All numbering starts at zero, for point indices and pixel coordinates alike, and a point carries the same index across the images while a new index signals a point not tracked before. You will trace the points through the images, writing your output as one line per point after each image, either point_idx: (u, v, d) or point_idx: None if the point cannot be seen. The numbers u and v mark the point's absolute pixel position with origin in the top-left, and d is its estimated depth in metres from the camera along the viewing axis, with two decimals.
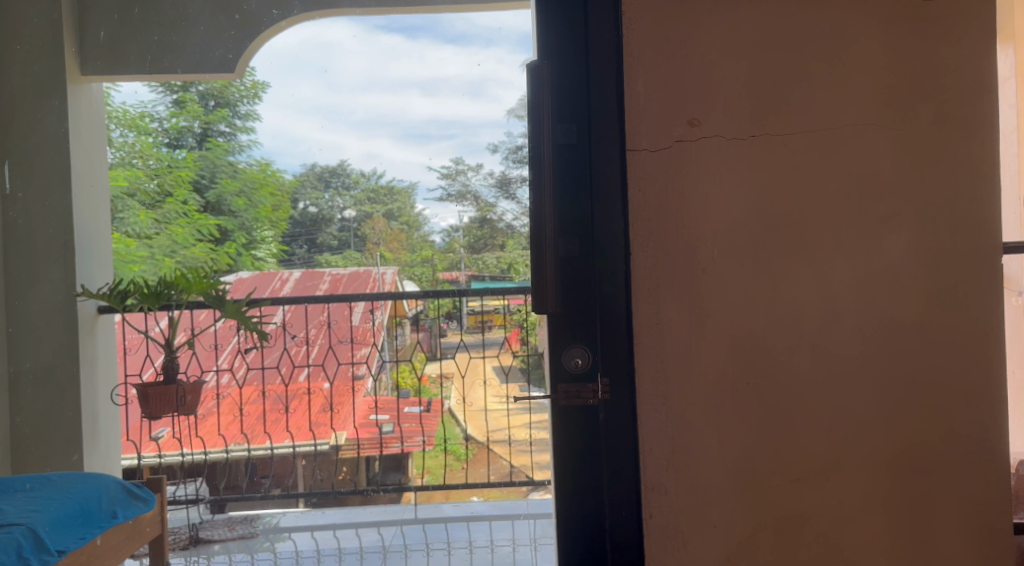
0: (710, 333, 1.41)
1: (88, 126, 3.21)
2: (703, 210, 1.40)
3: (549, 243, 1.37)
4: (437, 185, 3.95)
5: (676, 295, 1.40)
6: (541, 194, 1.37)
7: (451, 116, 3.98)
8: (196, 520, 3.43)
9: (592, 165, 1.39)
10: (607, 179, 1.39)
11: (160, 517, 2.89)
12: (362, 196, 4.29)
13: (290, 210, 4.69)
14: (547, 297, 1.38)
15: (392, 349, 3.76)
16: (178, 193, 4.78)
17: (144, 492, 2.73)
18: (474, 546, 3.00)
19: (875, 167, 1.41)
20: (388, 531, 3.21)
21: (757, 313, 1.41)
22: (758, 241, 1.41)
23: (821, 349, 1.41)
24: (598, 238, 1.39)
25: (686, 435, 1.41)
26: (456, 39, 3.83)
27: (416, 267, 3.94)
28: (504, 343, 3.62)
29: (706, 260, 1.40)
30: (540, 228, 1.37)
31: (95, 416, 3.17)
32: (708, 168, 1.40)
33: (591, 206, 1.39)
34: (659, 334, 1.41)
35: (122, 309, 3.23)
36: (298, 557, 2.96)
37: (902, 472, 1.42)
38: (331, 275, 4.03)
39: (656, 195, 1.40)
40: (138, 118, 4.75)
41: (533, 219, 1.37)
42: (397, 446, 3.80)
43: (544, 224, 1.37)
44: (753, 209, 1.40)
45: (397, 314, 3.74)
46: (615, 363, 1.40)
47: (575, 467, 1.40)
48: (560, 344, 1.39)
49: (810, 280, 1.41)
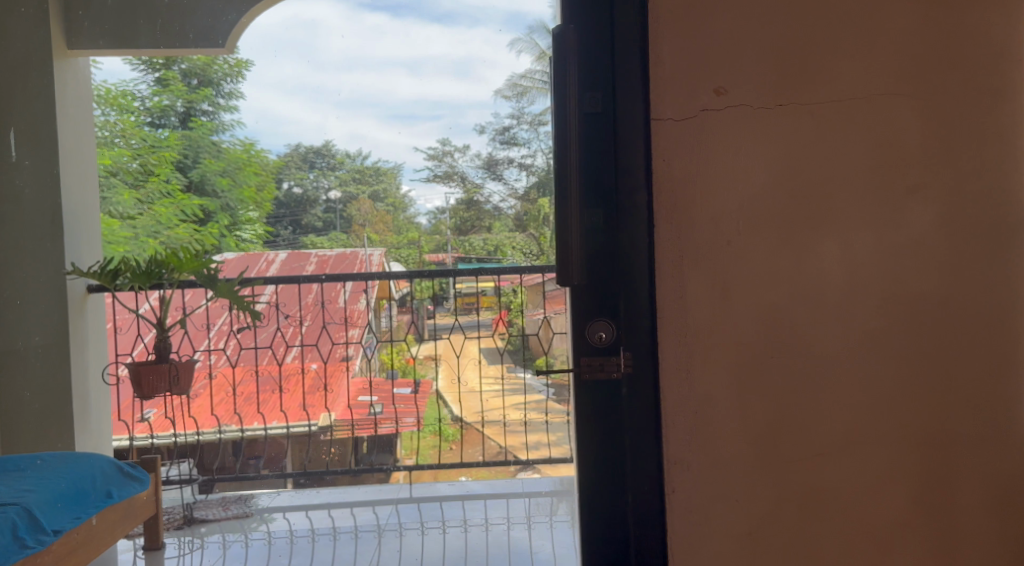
0: (734, 306, 1.39)
1: (76, 102, 3.13)
2: (729, 180, 1.38)
3: (572, 216, 1.31)
4: (423, 167, 3.51)
5: (700, 267, 1.39)
6: (565, 164, 1.31)
7: (436, 97, 3.39)
8: (190, 500, 3.45)
9: (617, 136, 1.36)
10: (631, 150, 1.36)
11: (153, 498, 2.85)
12: (347, 176, 3.77)
13: (278, 191, 5.07)
14: (571, 270, 1.32)
15: (380, 331, 3.82)
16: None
17: (138, 472, 2.71)
18: (469, 525, 3.00)
19: (901, 137, 1.39)
20: (383, 510, 3.20)
21: (781, 286, 1.39)
22: (785, 213, 1.39)
23: (845, 321, 1.40)
24: (622, 210, 1.36)
25: (707, 409, 1.40)
26: (442, 17, 3.17)
27: (403, 248, 3.78)
28: (493, 324, 3.61)
29: (731, 232, 1.39)
30: (564, 202, 1.31)
31: (87, 395, 3.14)
32: (733, 138, 1.38)
33: (614, 177, 1.35)
34: (681, 306, 1.39)
35: (114, 287, 3.28)
36: (292, 536, 2.95)
37: (926, 446, 1.41)
38: (319, 255, 4.04)
39: (680, 165, 1.38)
40: (124, 99, 4.91)
41: (557, 191, 1.31)
42: (389, 425, 3.88)
43: (569, 197, 1.31)
44: (779, 180, 1.38)
45: (383, 296, 3.83)
46: (638, 336, 1.38)
47: (596, 441, 1.38)
48: (581, 318, 1.36)
49: (834, 251, 1.39)
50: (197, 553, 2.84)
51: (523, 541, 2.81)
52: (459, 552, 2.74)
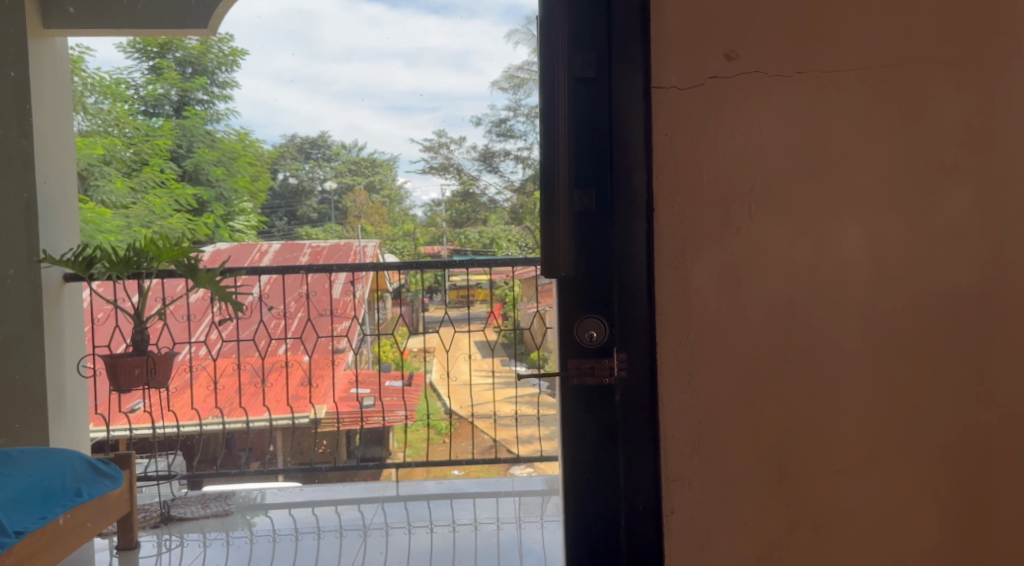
0: (745, 301, 1.23)
1: (50, 84, 2.96)
2: (739, 158, 1.22)
3: (563, 198, 1.13)
4: (421, 158, 3.83)
5: (705, 258, 1.22)
6: (554, 136, 1.13)
7: (433, 91, 3.73)
8: (167, 498, 3.19)
9: (612, 106, 1.18)
10: (628, 122, 1.19)
11: (129, 495, 2.67)
12: (343, 167, 4.12)
13: (269, 181, 4.49)
14: (560, 261, 1.14)
15: (374, 323, 3.56)
16: (154, 159, 4.42)
17: (112, 469, 2.51)
18: (457, 525, 2.82)
19: (936, 109, 1.22)
20: (368, 508, 3.02)
21: (798, 279, 1.23)
22: (803, 196, 1.22)
23: (871, 320, 1.23)
24: (616, 191, 1.19)
25: (711, 418, 1.23)
26: (438, 9, 3.65)
27: (399, 240, 3.90)
28: (487, 317, 3.48)
29: (741, 218, 1.22)
30: (552, 181, 1.13)
31: (62, 389, 2.96)
32: (744, 110, 1.22)
33: (609, 153, 1.18)
34: (685, 302, 1.22)
35: (89, 277, 2.95)
36: (275, 535, 2.78)
37: (958, 461, 1.25)
38: (311, 246, 4.03)
39: (683, 140, 1.21)
40: (113, 85, 4.34)
41: (545, 168, 1.13)
42: (378, 420, 3.59)
43: (558, 174, 1.13)
44: (798, 160, 1.22)
45: (379, 287, 3.57)
46: (633, 335, 1.21)
47: (587, 456, 1.21)
48: (571, 314, 1.19)
49: (859, 240, 1.23)
50: (176, 552, 2.67)
51: (510, 544, 2.62)
52: (447, 551, 2.58)
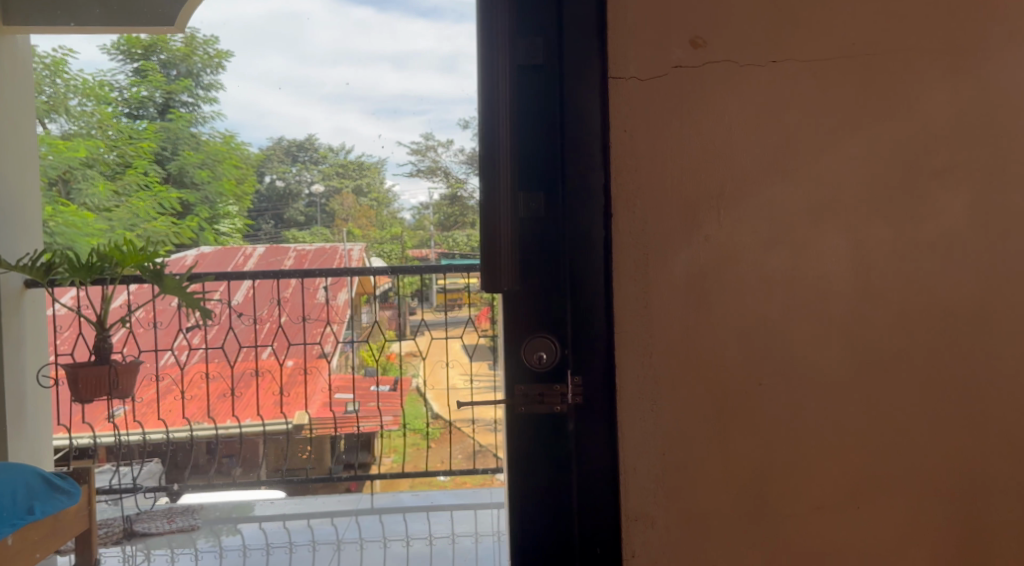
0: (716, 317, 1.09)
1: (9, 84, 2.81)
2: (708, 157, 1.09)
3: (505, 202, 0.99)
4: (406, 161, 2.62)
5: (670, 269, 1.09)
6: (496, 132, 0.98)
7: (423, 91, 2.51)
8: (134, 511, 2.91)
9: (563, 97, 1.04)
10: (583, 115, 1.05)
11: (87, 511, 2.45)
12: (331, 169, 3.35)
13: (257, 184, 3.98)
14: (502, 274, 1.00)
15: (358, 328, 3.27)
16: (140, 162, 4.14)
17: (67, 485, 2.23)
18: (434, 538, 2.59)
19: (926, 103, 1.09)
20: (341, 521, 2.76)
21: (774, 292, 1.09)
22: (781, 199, 1.09)
23: (855, 339, 1.10)
24: (568, 193, 1.05)
25: (677, 450, 1.10)
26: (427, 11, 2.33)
27: (387, 243, 3.16)
28: (471, 320, 3.02)
29: (710, 224, 1.09)
30: (493, 183, 0.99)
31: (22, 400, 2.82)
32: (712, 104, 1.08)
33: (560, 151, 1.04)
34: (648, 318, 1.09)
35: (48, 283, 2.82)
36: (244, 550, 2.52)
37: (953, 496, 1.12)
38: (296, 251, 3.51)
39: (644, 137, 1.08)
40: (97, 86, 4.16)
41: (485, 167, 0.98)
42: (355, 427, 3.24)
43: (500, 175, 0.99)
44: (774, 159, 1.09)
45: (363, 290, 3.26)
46: (590, 356, 1.07)
47: (537, 494, 1.06)
48: (518, 332, 1.05)
49: (842, 250, 1.09)
50: None
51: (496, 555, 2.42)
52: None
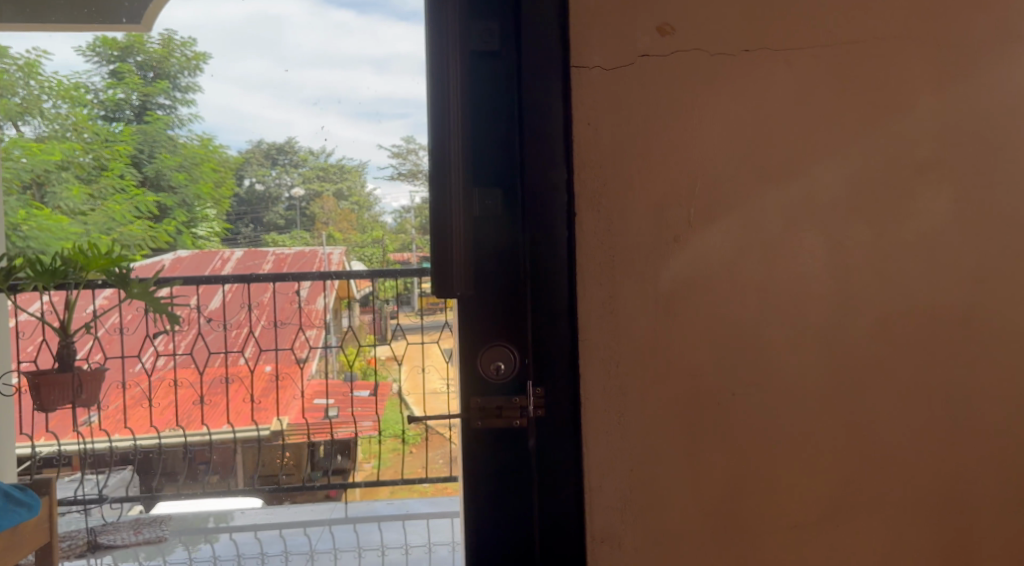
0: (687, 324, 1.02)
1: None
2: (677, 151, 1.02)
3: (456, 200, 0.91)
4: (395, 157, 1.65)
5: (637, 273, 1.02)
6: (445, 123, 0.91)
7: None
8: (95, 525, 2.60)
9: (522, 86, 0.97)
10: (544, 106, 0.98)
11: (47, 525, 2.16)
12: (312, 171, 2.40)
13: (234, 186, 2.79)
14: (455, 277, 0.92)
15: (338, 332, 2.97)
16: (114, 165, 3.10)
17: (28, 496, 1.98)
18: (412, 547, 2.32)
19: (906, 95, 1.03)
20: (315, 531, 2.48)
21: (748, 297, 1.02)
22: (754, 198, 1.02)
23: (834, 345, 1.03)
24: (527, 191, 0.97)
25: (645, 465, 1.02)
26: None
27: (373, 248, 2.67)
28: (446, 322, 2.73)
29: (680, 224, 1.02)
30: (443, 177, 0.91)
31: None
32: (681, 95, 1.01)
33: (519, 145, 0.96)
34: (614, 325, 1.02)
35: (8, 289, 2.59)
36: (216, 560, 2.26)
37: (937, 512, 1.05)
38: (276, 254, 2.92)
39: (608, 131, 1.01)
40: (68, 85, 3.18)
41: (433, 162, 0.91)
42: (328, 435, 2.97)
43: (450, 170, 0.91)
44: (747, 155, 1.02)
45: (343, 294, 2.96)
46: (553, 366, 1.00)
47: (495, 514, 0.98)
48: (474, 338, 0.98)
49: (819, 250, 1.03)
50: None
51: None
52: None
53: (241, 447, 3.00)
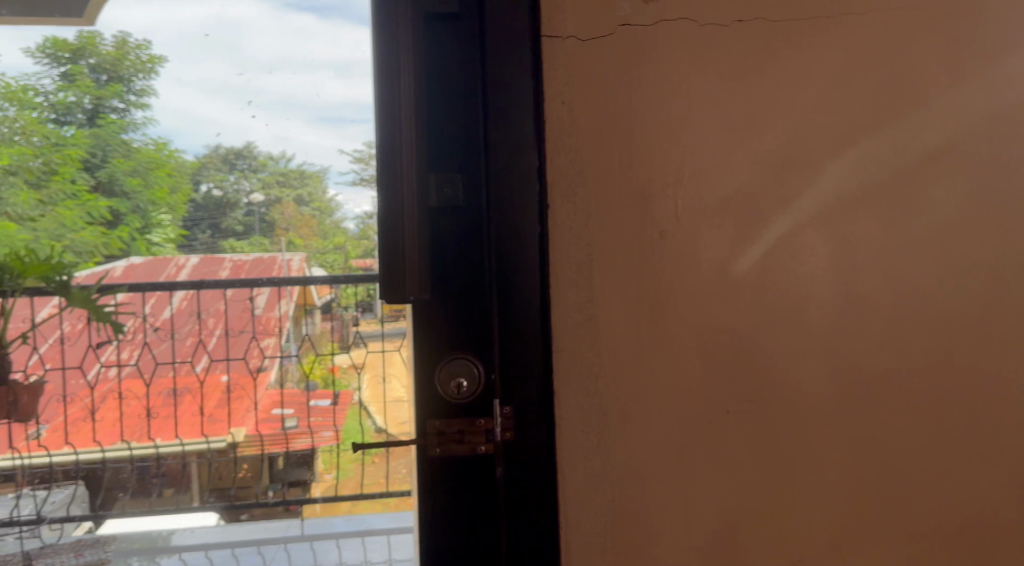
0: (675, 333, 0.90)
1: None
2: (663, 136, 0.89)
3: (410, 188, 0.78)
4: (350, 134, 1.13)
5: (619, 275, 0.89)
6: (395, 101, 0.78)
7: None
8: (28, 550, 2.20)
9: (486, 57, 0.84)
10: (513, 77, 0.84)
11: None
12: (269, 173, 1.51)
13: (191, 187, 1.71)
14: (410, 279, 0.79)
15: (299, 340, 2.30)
16: (65, 169, 1.90)
17: None
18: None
19: (919, 72, 0.91)
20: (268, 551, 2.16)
21: (744, 301, 0.90)
22: (751, 189, 0.90)
23: (840, 356, 0.91)
24: (493, 178, 0.84)
25: (628, 495, 0.89)
26: None
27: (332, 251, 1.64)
28: None
29: (666, 219, 0.89)
30: (394, 163, 0.78)
31: None
32: (666, 72, 0.89)
33: (482, 124, 0.84)
34: (593, 335, 0.89)
35: None
36: None
37: (952, 541, 0.94)
38: None
39: (586, 112, 0.88)
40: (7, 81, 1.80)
41: (382, 145, 0.78)
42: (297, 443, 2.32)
43: (401, 154, 0.78)
44: (740, 140, 0.90)
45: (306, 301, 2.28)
46: (522, 382, 0.86)
47: (455, 555, 0.84)
48: (433, 351, 0.84)
49: (822, 248, 0.91)
50: None
51: None
52: None
53: (192, 460, 2.39)
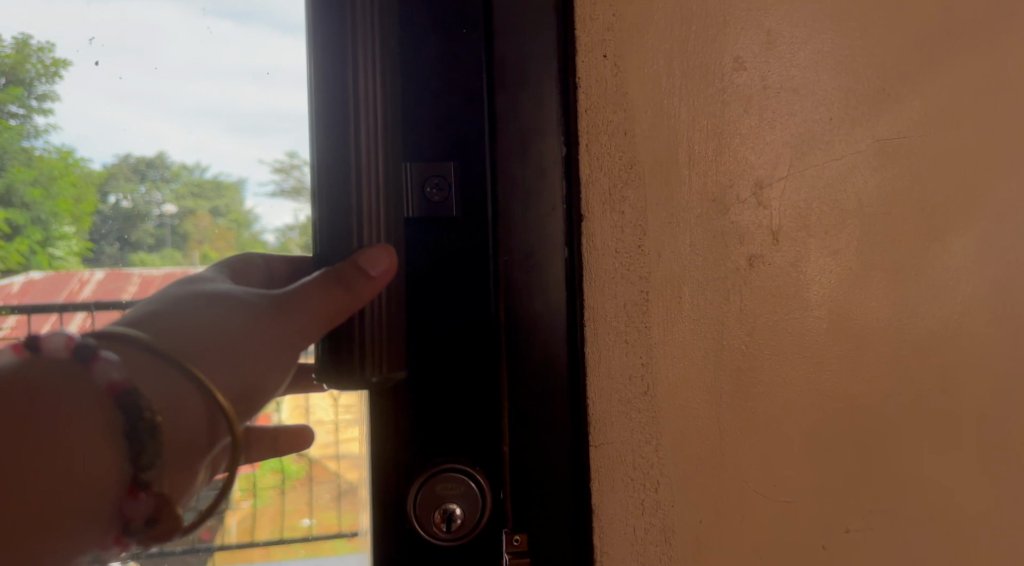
0: (771, 414, 0.59)
1: None
2: (754, 115, 0.58)
3: (375, 199, 0.52)
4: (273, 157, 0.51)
5: (690, 327, 0.57)
6: (343, 64, 0.51)
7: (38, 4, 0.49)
8: None
9: (488, 11, 0.57)
10: (526, 36, 0.56)
11: None
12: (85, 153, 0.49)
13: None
14: (377, 340, 0.52)
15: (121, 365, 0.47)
16: None
17: None
18: None
19: None
20: None
21: (866, 361, 0.61)
22: (876, 198, 0.60)
23: (996, 438, 0.63)
24: (498, 186, 0.56)
25: None
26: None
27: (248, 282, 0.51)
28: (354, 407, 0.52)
29: (761, 240, 0.58)
30: (344, 159, 0.51)
31: None
32: (757, 20, 0.59)
33: (484, 108, 0.56)
34: (651, 419, 0.57)
35: None
36: None
37: None
38: None
39: (640, 74, 0.56)
40: None
41: (327, 132, 0.51)
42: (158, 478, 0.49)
43: (357, 147, 0.52)
44: (860, 126, 0.60)
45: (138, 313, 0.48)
46: (536, 502, 0.57)
47: None
48: (408, 446, 0.56)
49: (971, 283, 0.62)
50: None
51: None
52: None
53: None
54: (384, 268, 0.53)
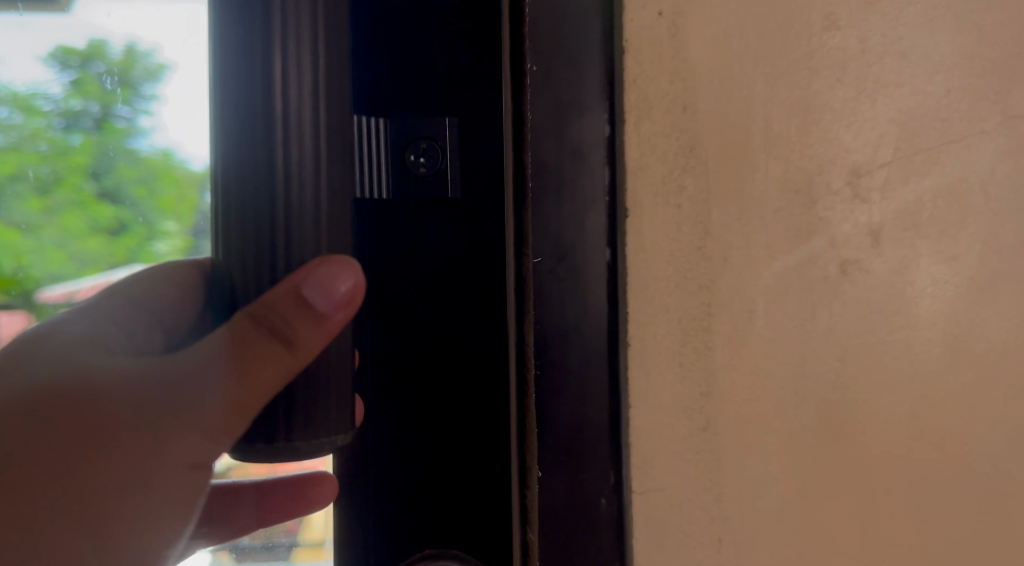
0: (868, 460, 0.47)
1: None
2: (849, 85, 0.47)
3: (306, 194, 0.35)
4: None
5: (766, 350, 0.46)
6: None
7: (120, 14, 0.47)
8: None
9: None
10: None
11: None
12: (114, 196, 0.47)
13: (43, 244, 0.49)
14: (315, 393, 0.36)
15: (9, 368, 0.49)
16: None
17: None
18: None
19: None
20: None
21: (989, 396, 0.48)
22: (1007, 192, 0.48)
23: None
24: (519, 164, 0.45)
25: None
26: None
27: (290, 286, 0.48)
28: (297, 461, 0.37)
29: (859, 243, 0.47)
30: (256, 131, 0.34)
31: None
32: None
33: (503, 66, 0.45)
34: (712, 461, 0.46)
35: None
36: None
37: None
38: None
39: (703, 36, 0.46)
40: None
41: (237, 94, 0.34)
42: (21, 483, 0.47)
43: (286, 121, 0.34)
44: (989, 99, 0.48)
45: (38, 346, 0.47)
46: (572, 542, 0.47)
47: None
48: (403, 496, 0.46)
49: None
50: None
51: None
52: None
53: None
54: (348, 290, 0.37)
